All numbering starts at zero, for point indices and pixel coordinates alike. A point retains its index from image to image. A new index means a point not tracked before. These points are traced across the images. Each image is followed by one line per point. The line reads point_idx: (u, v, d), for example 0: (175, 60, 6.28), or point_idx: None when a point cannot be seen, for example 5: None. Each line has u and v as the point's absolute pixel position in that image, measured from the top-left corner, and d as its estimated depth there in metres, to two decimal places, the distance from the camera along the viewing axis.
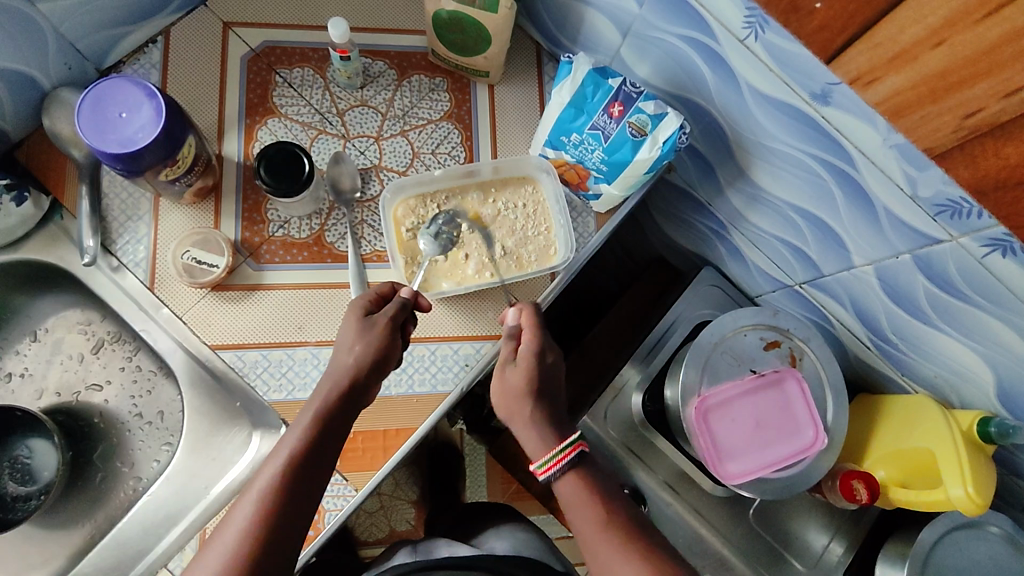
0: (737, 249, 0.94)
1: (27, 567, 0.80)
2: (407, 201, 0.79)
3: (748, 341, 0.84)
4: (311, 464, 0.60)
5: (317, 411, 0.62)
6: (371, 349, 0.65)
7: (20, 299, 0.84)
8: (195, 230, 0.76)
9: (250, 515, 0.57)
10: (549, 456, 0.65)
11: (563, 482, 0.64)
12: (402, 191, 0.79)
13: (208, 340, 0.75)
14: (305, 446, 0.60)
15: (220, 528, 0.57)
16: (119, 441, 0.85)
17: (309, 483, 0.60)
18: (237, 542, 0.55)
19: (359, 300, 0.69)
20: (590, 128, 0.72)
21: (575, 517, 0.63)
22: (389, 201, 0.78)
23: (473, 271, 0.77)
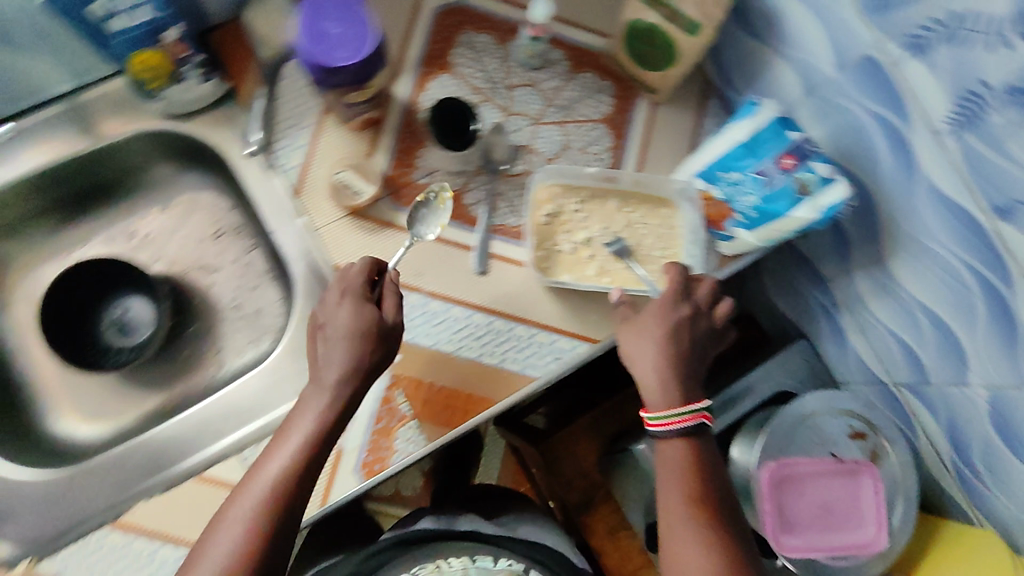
0: (842, 332, 0.93)
1: (99, 413, 0.84)
2: (552, 187, 0.80)
3: (833, 423, 0.83)
4: (303, 470, 0.64)
5: (316, 420, 0.66)
6: (342, 365, 0.68)
7: (169, 169, 0.90)
8: (348, 155, 0.79)
9: (245, 514, 0.62)
10: (665, 414, 0.70)
11: (668, 450, 0.69)
12: (552, 176, 0.79)
13: (334, 258, 0.78)
14: (296, 461, 0.64)
15: (215, 525, 0.62)
16: (212, 326, 0.89)
17: (302, 488, 0.64)
18: (230, 545, 0.60)
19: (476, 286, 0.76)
20: (755, 172, 0.73)
21: (664, 481, 0.68)
22: (537, 182, 0.79)
23: (593, 272, 0.78)
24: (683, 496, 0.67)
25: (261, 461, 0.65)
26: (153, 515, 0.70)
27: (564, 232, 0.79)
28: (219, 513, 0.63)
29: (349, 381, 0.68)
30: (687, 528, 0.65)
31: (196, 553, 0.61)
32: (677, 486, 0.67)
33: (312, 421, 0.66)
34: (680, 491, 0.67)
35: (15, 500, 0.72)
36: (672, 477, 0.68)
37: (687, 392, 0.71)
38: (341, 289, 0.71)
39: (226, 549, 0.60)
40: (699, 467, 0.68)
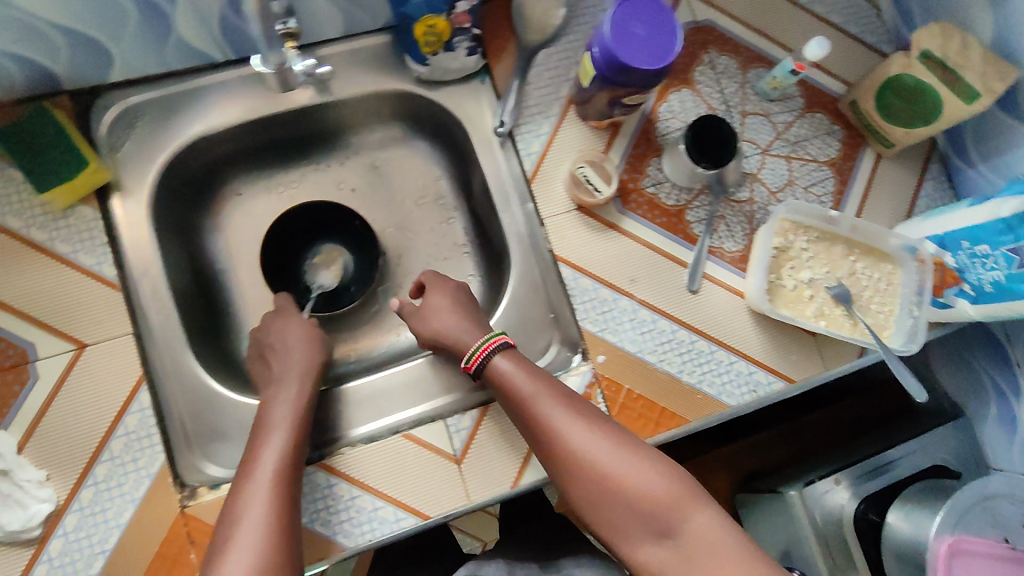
0: (1012, 419, 0.92)
1: None
2: (784, 222, 0.80)
3: (1010, 509, 0.81)
4: (296, 458, 0.64)
5: (290, 408, 0.69)
6: (304, 359, 0.74)
7: (389, 128, 0.91)
8: (589, 150, 0.80)
9: (270, 501, 0.59)
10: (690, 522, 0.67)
11: None
12: (790, 210, 0.79)
13: (556, 250, 0.79)
14: (288, 441, 0.65)
15: (238, 499, 0.60)
16: (403, 288, 0.91)
17: (297, 479, 0.63)
18: (265, 517, 0.58)
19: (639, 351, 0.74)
20: (1010, 250, 0.71)
21: None
22: (776, 214, 0.79)
23: (811, 313, 0.79)
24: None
25: (252, 453, 0.64)
26: (362, 462, 0.71)
27: (789, 268, 0.80)
28: (235, 497, 0.60)
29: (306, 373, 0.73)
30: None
31: (227, 530, 0.57)
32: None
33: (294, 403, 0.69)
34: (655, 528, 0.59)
35: (226, 423, 0.74)
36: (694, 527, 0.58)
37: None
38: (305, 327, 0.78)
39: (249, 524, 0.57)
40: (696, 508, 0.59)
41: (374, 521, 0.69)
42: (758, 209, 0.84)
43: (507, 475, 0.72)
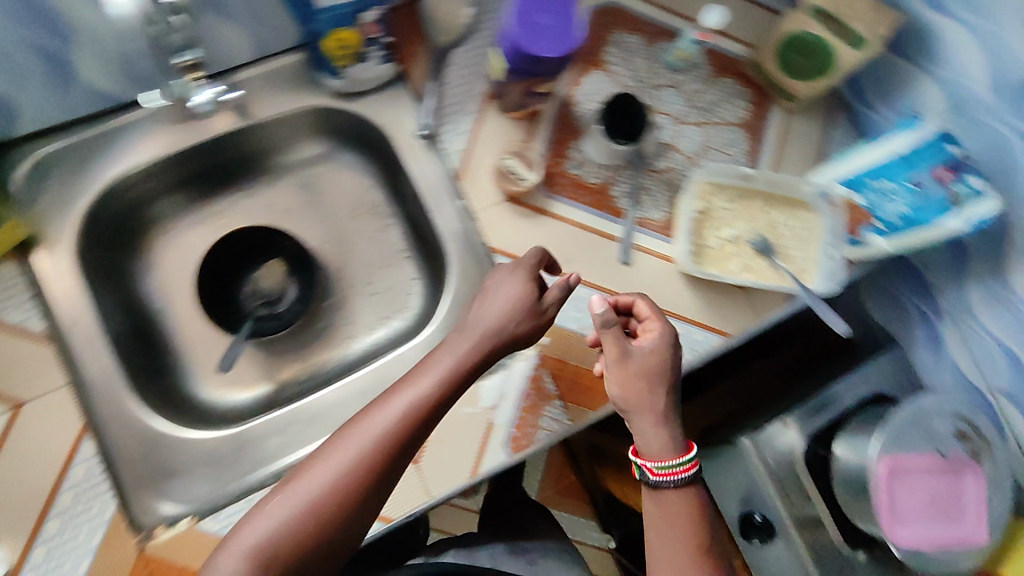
0: (939, 339, 0.98)
1: (241, 378, 0.86)
2: (704, 185, 0.85)
3: (941, 423, 0.87)
4: (418, 426, 0.61)
5: (408, 402, 0.62)
6: (505, 305, 0.69)
7: (313, 144, 0.91)
8: (511, 142, 0.81)
9: (357, 453, 0.59)
10: (668, 463, 0.65)
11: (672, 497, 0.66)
12: (708, 174, 0.84)
13: (489, 242, 0.80)
14: (416, 404, 0.62)
15: (353, 429, 0.61)
16: (348, 300, 0.92)
17: (405, 451, 0.61)
18: (326, 475, 0.58)
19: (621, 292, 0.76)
20: (909, 182, 0.76)
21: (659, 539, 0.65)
22: (695, 178, 0.85)
23: (737, 268, 0.84)
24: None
25: (379, 405, 0.63)
26: None
27: (711, 227, 0.85)
28: (274, 495, 0.58)
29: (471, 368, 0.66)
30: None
31: (295, 476, 0.59)
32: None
33: (412, 396, 0.62)
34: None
35: (180, 458, 0.74)
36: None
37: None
38: (512, 272, 0.72)
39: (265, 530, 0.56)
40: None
41: None
42: (678, 176, 0.87)
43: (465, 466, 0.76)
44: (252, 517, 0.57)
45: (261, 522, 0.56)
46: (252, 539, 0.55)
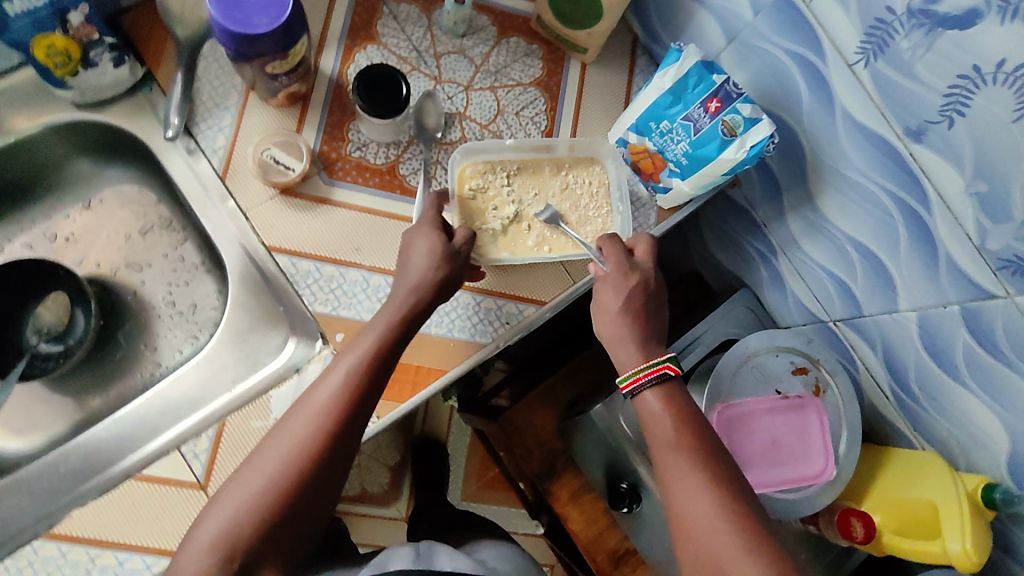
0: (780, 277, 0.96)
1: (32, 425, 0.81)
2: (475, 164, 0.80)
3: (777, 362, 0.85)
4: (364, 384, 0.64)
5: (329, 393, 0.63)
6: (423, 262, 0.69)
7: (84, 163, 0.85)
8: (279, 131, 0.77)
9: (310, 418, 0.61)
10: (633, 373, 0.70)
11: (648, 402, 0.69)
12: (470, 154, 0.80)
13: (266, 240, 0.75)
14: (360, 364, 0.64)
15: (297, 408, 0.63)
16: (146, 324, 0.85)
17: (358, 407, 0.63)
18: (291, 443, 0.60)
19: (425, 215, 0.73)
20: (683, 119, 0.73)
21: (656, 442, 0.67)
22: (457, 161, 0.79)
23: (530, 242, 0.79)
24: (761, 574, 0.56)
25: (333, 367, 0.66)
26: (91, 521, 0.66)
27: (488, 212, 0.79)
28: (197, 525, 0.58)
29: (384, 351, 0.66)
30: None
31: (253, 456, 0.61)
32: (743, 546, 0.58)
33: (333, 386, 0.63)
34: (687, 464, 0.64)
35: None
36: (708, 504, 0.61)
37: (646, 351, 0.72)
38: (425, 226, 0.71)
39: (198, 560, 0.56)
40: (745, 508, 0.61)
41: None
42: None
43: None
44: (202, 520, 0.58)
45: (210, 522, 0.57)
46: (207, 535, 0.57)
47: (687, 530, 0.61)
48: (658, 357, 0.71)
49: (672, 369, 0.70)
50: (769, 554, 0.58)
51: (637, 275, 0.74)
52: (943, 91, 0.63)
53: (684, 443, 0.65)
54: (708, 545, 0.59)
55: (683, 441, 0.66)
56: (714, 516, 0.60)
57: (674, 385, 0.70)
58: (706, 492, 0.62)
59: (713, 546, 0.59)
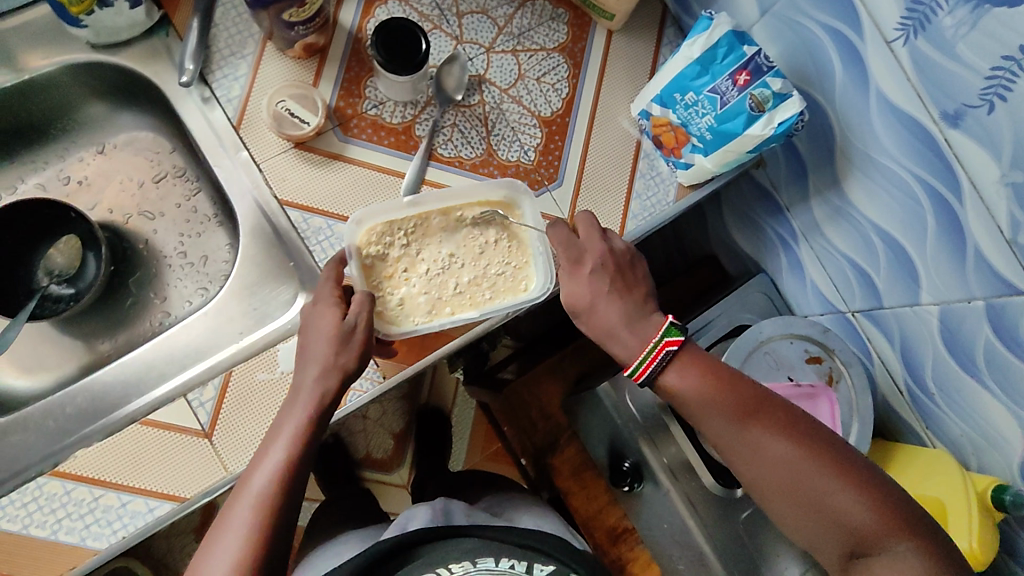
0: (799, 263, 0.94)
1: (41, 365, 0.81)
2: (374, 229, 0.74)
3: (792, 349, 0.84)
4: (303, 454, 0.62)
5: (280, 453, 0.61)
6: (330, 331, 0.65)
7: (99, 108, 0.84)
8: (296, 83, 0.76)
9: (253, 509, 0.58)
10: (636, 365, 0.69)
11: (668, 381, 0.68)
12: (366, 221, 0.74)
13: (279, 194, 0.75)
14: (295, 441, 0.62)
15: (232, 503, 0.59)
16: (157, 272, 0.86)
17: (297, 485, 0.61)
18: (238, 548, 0.56)
19: (322, 289, 0.69)
20: (710, 90, 0.71)
21: (695, 409, 0.67)
22: (352, 232, 0.74)
23: (441, 304, 0.76)
24: (857, 495, 0.62)
25: (263, 448, 0.63)
26: (97, 460, 0.68)
27: (397, 282, 0.75)
28: None
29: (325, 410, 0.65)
30: (825, 519, 0.63)
31: (195, 568, 0.56)
32: (829, 477, 0.63)
33: (283, 447, 0.62)
34: (743, 423, 0.65)
35: None
36: (787, 452, 0.64)
37: (640, 334, 0.70)
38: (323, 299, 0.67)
39: None
40: (808, 442, 0.64)
41: (124, 516, 0.67)
42: (491, 109, 0.81)
43: None
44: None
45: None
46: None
47: (774, 482, 0.64)
48: (654, 338, 0.69)
49: (675, 344, 0.68)
50: (852, 475, 0.63)
51: (592, 252, 0.73)
52: (985, 73, 0.59)
53: (724, 403, 0.66)
54: (800, 492, 0.63)
55: (730, 405, 0.66)
56: (794, 460, 0.63)
57: (685, 352, 0.69)
58: (775, 441, 0.64)
59: (807, 489, 0.63)
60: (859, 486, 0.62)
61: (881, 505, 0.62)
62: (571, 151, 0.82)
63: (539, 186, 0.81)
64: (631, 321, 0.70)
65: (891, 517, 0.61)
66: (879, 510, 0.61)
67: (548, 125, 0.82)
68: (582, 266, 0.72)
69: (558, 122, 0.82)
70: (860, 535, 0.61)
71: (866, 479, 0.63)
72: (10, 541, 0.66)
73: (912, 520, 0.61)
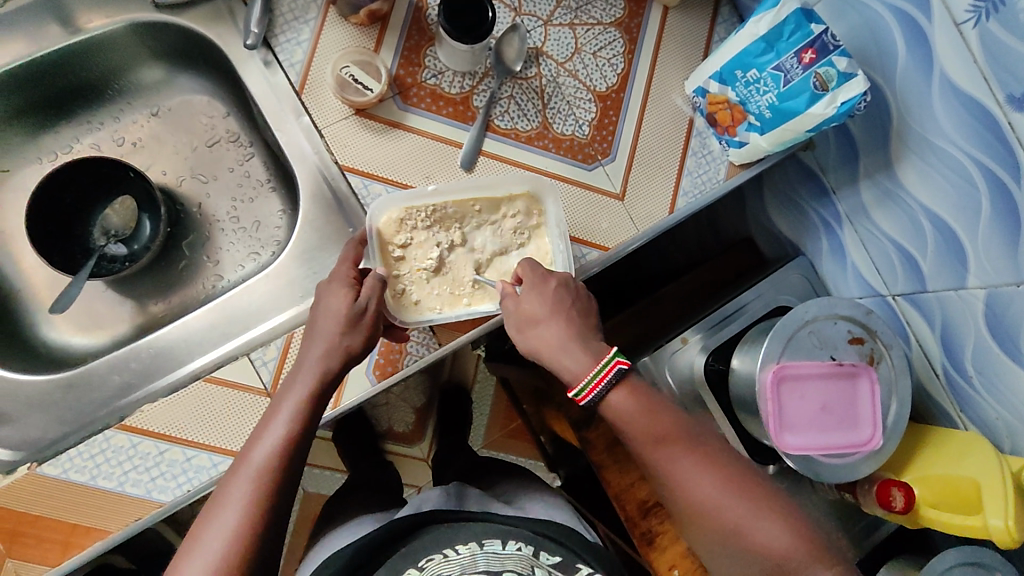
0: (842, 247, 0.95)
1: (97, 324, 0.82)
2: (403, 210, 0.73)
3: (836, 329, 0.85)
4: (304, 429, 0.60)
5: (282, 425, 0.59)
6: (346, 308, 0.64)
7: (156, 70, 0.85)
8: (358, 48, 0.76)
9: (253, 482, 0.56)
10: (588, 380, 0.64)
11: (614, 401, 0.64)
12: (395, 202, 0.73)
13: (340, 159, 0.76)
14: (296, 417, 0.60)
15: (230, 477, 0.57)
16: (209, 236, 0.86)
17: (298, 461, 0.59)
18: (236, 520, 0.54)
19: (338, 269, 0.68)
20: (774, 68, 0.71)
21: (627, 431, 0.64)
22: (379, 211, 0.73)
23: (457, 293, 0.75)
24: (783, 526, 0.61)
25: (263, 422, 0.61)
26: (162, 415, 0.70)
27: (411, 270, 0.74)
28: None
29: (328, 384, 0.63)
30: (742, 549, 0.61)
31: (188, 543, 0.54)
32: (754, 512, 0.61)
33: (285, 419, 0.60)
34: (677, 451, 0.63)
35: (9, 404, 0.72)
36: (716, 481, 0.62)
37: (591, 351, 0.66)
38: (338, 280, 0.66)
39: None
40: (735, 471, 0.63)
41: (190, 470, 0.69)
42: (548, 83, 0.81)
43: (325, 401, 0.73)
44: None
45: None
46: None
47: (691, 511, 0.63)
48: (606, 357, 0.65)
49: (625, 364, 0.65)
50: (777, 508, 0.62)
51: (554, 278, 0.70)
52: None
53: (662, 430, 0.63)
54: (727, 523, 0.61)
55: (663, 429, 0.63)
56: (725, 490, 0.61)
57: (628, 372, 0.65)
58: (704, 472, 0.62)
59: (732, 522, 0.61)
60: (782, 517, 0.61)
61: (804, 534, 0.61)
62: (625, 126, 0.82)
63: (592, 161, 0.81)
64: (621, 330, 0.68)
65: (813, 548, 0.60)
66: (802, 541, 0.60)
67: (602, 100, 0.82)
68: (548, 283, 0.69)
69: (612, 97, 0.83)
70: (779, 567, 0.60)
71: (789, 510, 0.62)
72: (75, 491, 0.68)
73: (831, 550, 0.61)
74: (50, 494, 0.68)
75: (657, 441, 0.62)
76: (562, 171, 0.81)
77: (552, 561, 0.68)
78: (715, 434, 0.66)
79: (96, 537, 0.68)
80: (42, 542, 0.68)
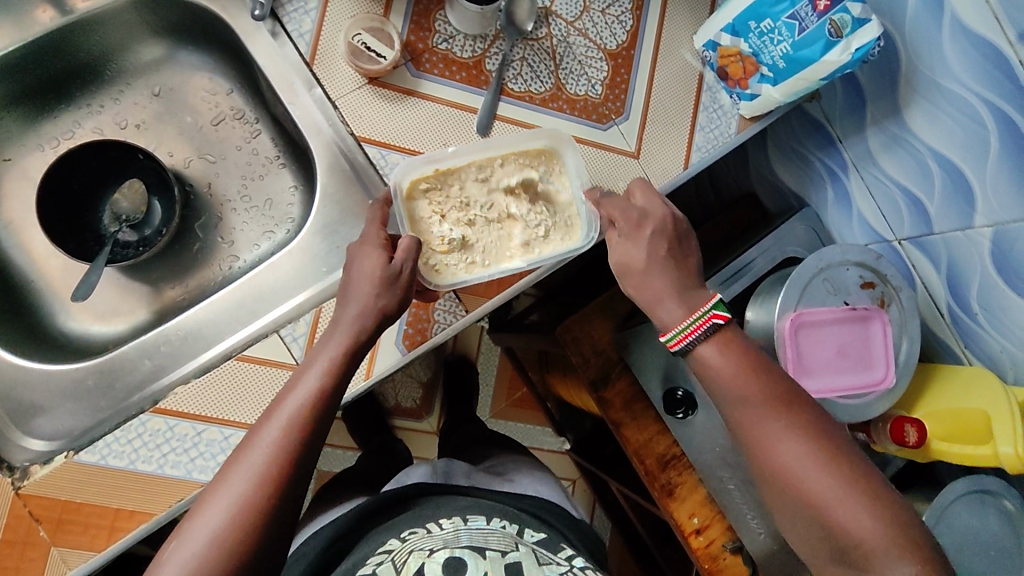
0: (847, 196, 0.97)
1: (114, 311, 0.81)
2: (420, 176, 0.73)
3: (848, 275, 0.87)
4: (337, 385, 0.61)
5: (318, 379, 0.60)
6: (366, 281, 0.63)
7: (156, 48, 0.83)
8: (368, 15, 0.75)
9: (283, 431, 0.56)
10: (680, 331, 0.65)
11: (705, 354, 0.64)
12: (411, 168, 0.73)
13: (355, 130, 0.75)
14: (328, 373, 0.60)
15: (262, 424, 0.57)
16: (220, 217, 0.85)
17: (326, 417, 0.59)
18: (262, 465, 0.54)
19: (368, 232, 0.68)
20: (788, 17, 0.72)
21: (721, 383, 0.64)
22: (398, 181, 0.73)
23: (487, 256, 0.75)
24: (866, 507, 0.56)
25: (297, 376, 0.61)
26: (197, 396, 0.69)
27: (438, 232, 0.73)
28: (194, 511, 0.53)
29: (362, 344, 0.63)
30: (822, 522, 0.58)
31: (217, 484, 0.54)
32: (847, 487, 0.57)
33: (320, 373, 0.60)
34: (773, 417, 0.61)
35: (39, 394, 0.71)
36: (802, 448, 0.59)
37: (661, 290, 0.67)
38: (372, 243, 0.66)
39: (201, 549, 0.51)
40: (829, 441, 0.60)
41: (229, 449, 0.69)
42: (558, 43, 0.80)
43: (357, 374, 0.74)
44: (165, 560, 0.51)
45: (179, 557, 0.50)
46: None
47: (783, 479, 0.60)
48: (703, 307, 0.65)
49: (721, 318, 0.64)
50: (868, 487, 0.58)
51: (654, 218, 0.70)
52: None
53: (762, 394, 0.62)
54: (805, 492, 0.58)
55: (757, 391, 0.62)
56: (810, 458, 0.59)
57: (727, 330, 0.65)
58: (796, 438, 0.60)
59: (811, 490, 0.58)
60: (872, 501, 0.57)
61: (891, 520, 0.56)
62: (637, 84, 0.82)
63: (607, 120, 0.81)
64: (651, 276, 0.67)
65: (901, 537, 0.55)
66: (891, 527, 0.56)
67: (613, 59, 0.82)
68: (643, 229, 0.69)
69: (623, 55, 0.82)
70: (859, 551, 0.56)
71: (880, 492, 0.57)
72: (116, 476, 0.68)
73: (924, 545, 0.56)
74: (89, 482, 0.68)
75: (750, 400, 0.62)
76: (577, 132, 0.80)
77: (537, 537, 0.70)
78: (814, 402, 0.63)
79: (140, 520, 0.68)
80: (88, 528, 0.67)
